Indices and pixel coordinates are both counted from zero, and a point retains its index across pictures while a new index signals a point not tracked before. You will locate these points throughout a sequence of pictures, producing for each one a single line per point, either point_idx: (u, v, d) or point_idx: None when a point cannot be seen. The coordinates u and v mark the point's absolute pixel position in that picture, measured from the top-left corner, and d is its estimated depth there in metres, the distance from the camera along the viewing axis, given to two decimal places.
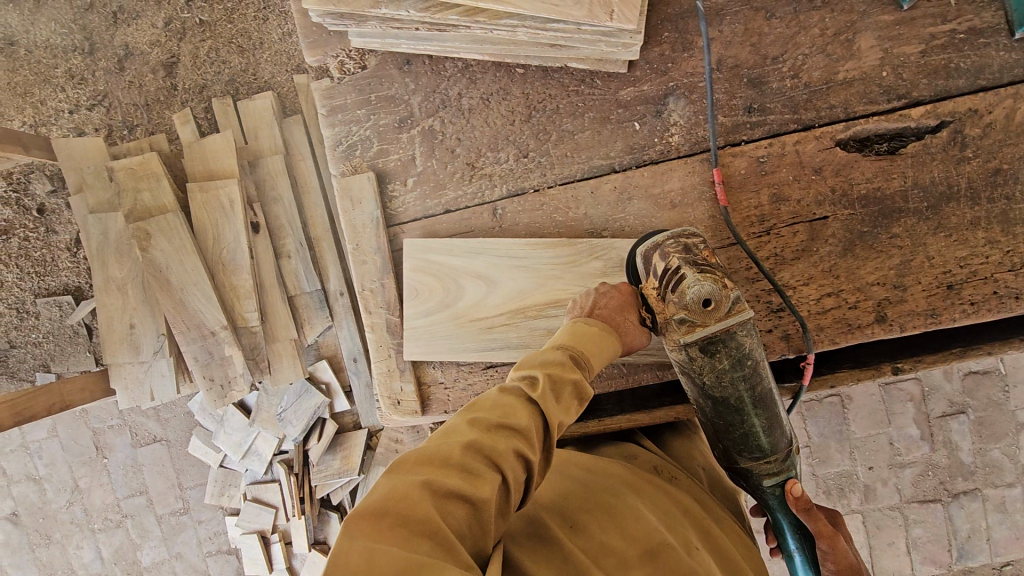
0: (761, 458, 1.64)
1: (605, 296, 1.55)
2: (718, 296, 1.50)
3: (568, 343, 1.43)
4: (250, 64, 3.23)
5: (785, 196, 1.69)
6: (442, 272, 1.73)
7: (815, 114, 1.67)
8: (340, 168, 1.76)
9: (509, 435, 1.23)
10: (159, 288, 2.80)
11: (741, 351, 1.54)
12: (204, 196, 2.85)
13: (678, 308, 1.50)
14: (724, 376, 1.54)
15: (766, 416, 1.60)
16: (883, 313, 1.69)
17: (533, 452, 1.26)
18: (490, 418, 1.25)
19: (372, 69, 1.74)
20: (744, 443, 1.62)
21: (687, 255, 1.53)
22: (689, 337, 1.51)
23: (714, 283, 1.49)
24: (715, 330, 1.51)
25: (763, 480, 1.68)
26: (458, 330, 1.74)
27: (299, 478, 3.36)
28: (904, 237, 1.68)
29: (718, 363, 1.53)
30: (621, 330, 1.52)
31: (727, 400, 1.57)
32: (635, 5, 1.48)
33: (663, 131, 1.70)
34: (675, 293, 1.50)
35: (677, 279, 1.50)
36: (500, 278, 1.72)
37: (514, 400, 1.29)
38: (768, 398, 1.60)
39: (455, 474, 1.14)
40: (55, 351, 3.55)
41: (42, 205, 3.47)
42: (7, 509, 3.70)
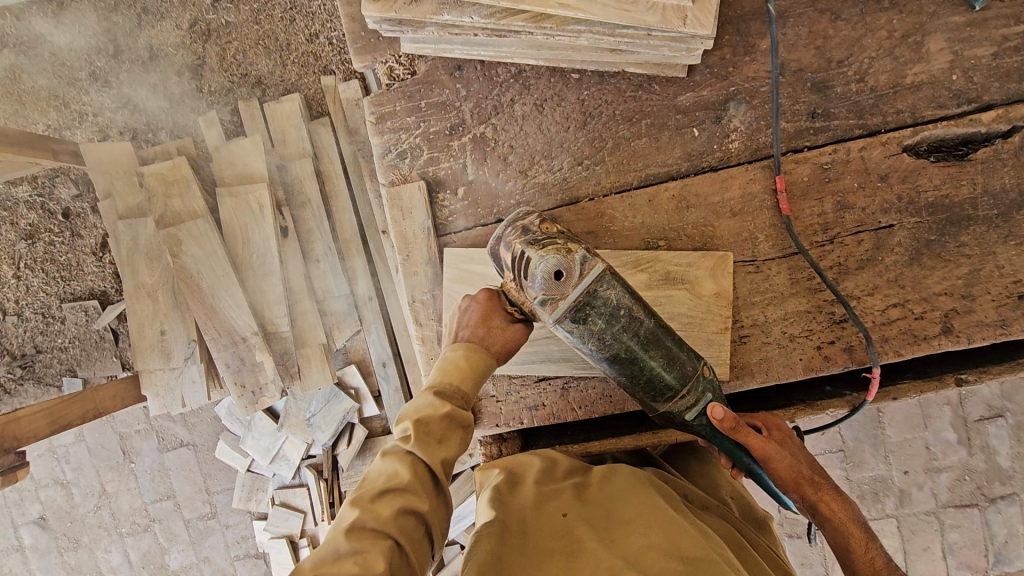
0: (675, 398, 1.48)
1: (466, 312, 1.44)
2: (569, 263, 1.31)
3: (437, 376, 1.37)
4: (277, 65, 3.19)
5: (849, 204, 1.64)
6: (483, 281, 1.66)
7: (881, 119, 1.62)
8: (389, 176, 1.72)
9: (393, 497, 1.21)
10: (191, 294, 2.78)
11: (612, 303, 1.36)
12: (235, 201, 2.82)
13: (534, 292, 1.33)
14: (605, 335, 1.37)
15: (662, 354, 1.44)
16: (950, 324, 1.64)
17: (424, 500, 1.24)
18: (372, 490, 1.23)
19: (423, 75, 1.70)
20: (654, 391, 1.47)
21: (526, 235, 1.35)
22: (556, 313, 1.33)
23: (557, 252, 1.31)
24: (576, 297, 1.33)
25: (685, 418, 1.53)
26: None
27: (328, 483, 3.35)
28: (973, 246, 1.63)
29: (593, 326, 1.36)
30: (489, 340, 1.40)
31: (619, 356, 1.40)
32: (710, 10, 1.44)
33: (722, 138, 1.66)
34: (527, 279, 1.34)
35: (525, 264, 1.33)
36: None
37: (392, 460, 1.26)
38: (659, 334, 1.44)
39: (350, 563, 1.11)
40: (81, 355, 3.53)
41: (67, 208, 3.45)
42: (35, 513, 3.70)
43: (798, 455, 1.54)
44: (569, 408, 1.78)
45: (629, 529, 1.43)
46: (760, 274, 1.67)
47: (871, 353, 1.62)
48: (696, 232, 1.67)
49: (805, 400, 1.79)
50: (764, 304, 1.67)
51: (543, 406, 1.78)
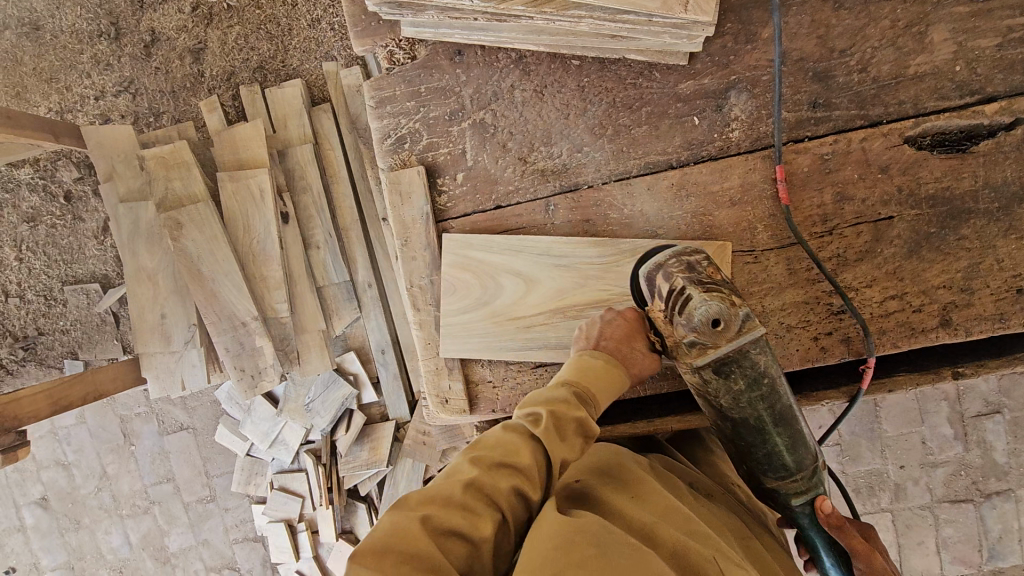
0: (788, 478, 1.56)
1: (610, 324, 1.55)
2: (729, 317, 1.43)
3: (573, 376, 1.46)
4: (279, 50, 3.18)
5: (849, 195, 1.63)
6: (481, 269, 1.68)
7: (883, 110, 1.61)
8: (388, 162, 1.72)
9: (509, 472, 1.28)
10: (191, 278, 2.79)
11: (758, 370, 1.47)
12: (236, 185, 2.83)
13: (686, 332, 1.45)
14: (741, 397, 1.48)
15: (789, 434, 1.53)
16: (948, 317, 1.64)
17: (533, 489, 1.31)
18: (493, 457, 1.30)
19: (422, 60, 1.69)
20: (769, 465, 1.56)
21: (691, 274, 1.48)
22: (700, 360, 1.46)
23: (721, 301, 1.43)
24: (727, 350, 1.45)
25: (790, 499, 1.59)
26: (495, 328, 1.70)
27: (326, 469, 3.36)
28: (973, 239, 1.62)
29: (733, 385, 1.47)
30: (629, 361, 1.52)
31: (746, 420, 1.51)
32: None
33: (723, 127, 1.65)
34: (682, 316, 1.45)
35: (683, 301, 1.45)
36: (539, 278, 1.67)
37: (518, 440, 1.32)
38: (791, 414, 1.53)
39: (458, 514, 1.19)
40: (83, 338, 3.56)
41: (68, 191, 3.46)
42: (37, 494, 3.74)
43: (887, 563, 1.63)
44: None
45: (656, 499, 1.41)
46: (757, 264, 1.67)
47: (868, 344, 1.62)
48: (695, 222, 1.67)
49: (799, 391, 1.81)
50: (763, 294, 1.67)
51: None
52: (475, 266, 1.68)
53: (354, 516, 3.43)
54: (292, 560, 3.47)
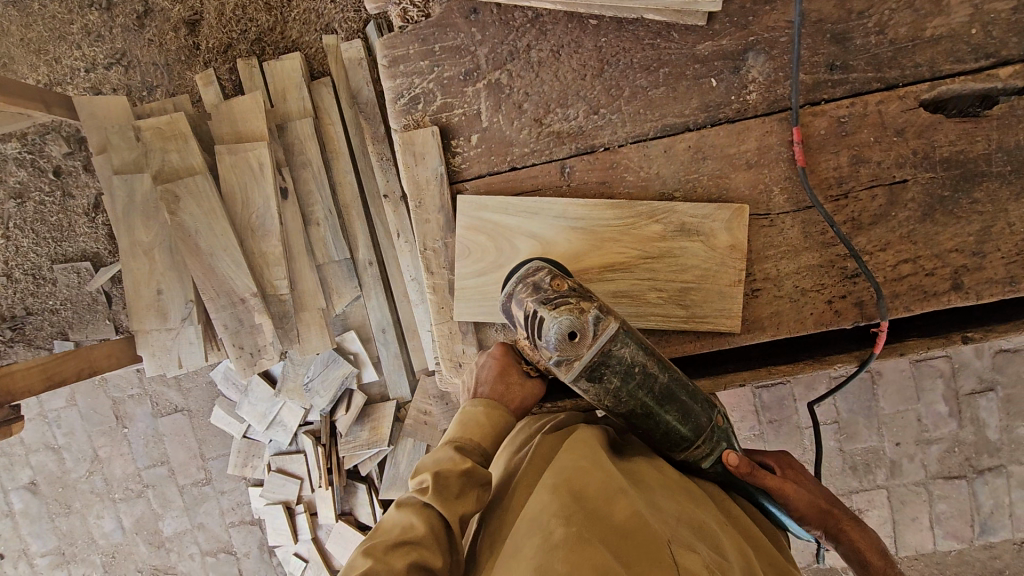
0: (690, 448, 1.52)
1: (482, 370, 1.57)
2: (582, 326, 1.39)
3: (456, 432, 1.44)
4: (277, 22, 3.10)
5: (865, 157, 1.64)
6: (496, 232, 1.65)
7: (899, 73, 1.61)
8: (401, 122, 1.68)
9: (407, 550, 1.21)
10: (188, 252, 2.73)
11: (626, 362, 1.44)
12: (234, 159, 2.77)
13: (549, 352, 1.41)
14: (620, 393, 1.46)
15: (677, 407, 1.50)
16: (960, 280, 1.65)
17: (438, 557, 1.24)
18: (387, 541, 1.23)
19: (437, 18, 1.66)
20: (670, 442, 1.52)
21: (538, 294, 1.45)
22: (571, 373, 1.41)
23: (569, 313, 1.39)
24: (591, 357, 1.40)
25: (701, 466, 1.56)
26: None
27: (326, 449, 3.32)
28: (985, 203, 1.64)
29: (609, 385, 1.45)
30: (508, 397, 1.53)
31: (634, 412, 1.48)
32: None
33: (740, 89, 1.64)
34: (541, 338, 1.42)
35: (538, 324, 1.42)
36: (556, 240, 1.65)
37: (408, 514, 1.28)
38: (674, 389, 1.49)
39: None
40: (73, 318, 3.47)
41: (58, 167, 3.36)
42: (26, 478, 3.66)
43: (812, 488, 1.61)
44: None
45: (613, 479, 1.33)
46: (774, 227, 1.67)
47: (882, 307, 1.63)
48: (712, 184, 1.66)
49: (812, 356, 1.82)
50: (779, 257, 1.67)
51: None
52: (491, 230, 1.66)
53: (354, 498, 3.39)
54: (291, 542, 3.43)
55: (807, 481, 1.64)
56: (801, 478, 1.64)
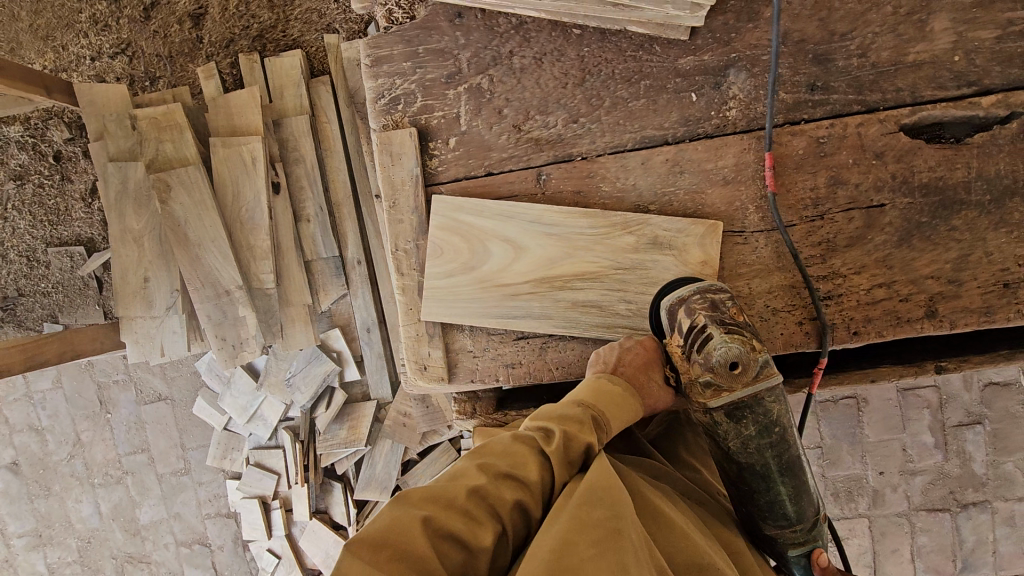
0: (787, 528, 1.54)
1: (629, 352, 1.55)
2: (746, 362, 1.47)
3: (588, 397, 1.44)
4: (280, 20, 3.14)
5: (843, 179, 1.63)
6: (469, 234, 1.65)
7: (880, 97, 1.61)
8: (380, 122, 1.69)
9: (515, 486, 1.28)
10: (176, 242, 2.75)
11: (770, 417, 1.50)
12: (227, 151, 2.80)
13: (705, 371, 1.49)
14: (751, 442, 1.50)
15: (793, 484, 1.53)
16: (934, 308, 1.63)
17: (536, 505, 1.30)
18: (500, 465, 1.30)
19: (422, 20, 1.67)
20: (770, 512, 1.53)
21: (714, 312, 1.50)
22: (714, 401, 1.50)
23: (742, 346, 1.47)
24: (742, 396, 1.49)
25: (787, 549, 1.56)
26: (480, 294, 1.67)
27: (304, 446, 3.30)
28: (964, 231, 1.62)
29: (744, 429, 1.50)
30: (642, 389, 1.52)
31: (747, 467, 1.52)
32: None
33: (720, 105, 1.64)
34: (700, 354, 1.49)
35: (704, 340, 1.49)
36: (529, 246, 1.65)
37: (526, 450, 1.33)
38: (797, 465, 1.53)
39: (460, 519, 1.19)
40: (64, 302, 3.51)
41: (58, 151, 3.40)
42: (8, 458, 3.68)
43: None
44: (547, 368, 1.71)
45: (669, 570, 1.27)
46: (747, 246, 1.66)
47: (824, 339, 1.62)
48: (687, 198, 1.65)
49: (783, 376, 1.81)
50: (751, 275, 1.66)
51: (518, 364, 1.71)
52: (469, 233, 1.65)
53: (329, 496, 3.38)
54: (264, 538, 3.43)
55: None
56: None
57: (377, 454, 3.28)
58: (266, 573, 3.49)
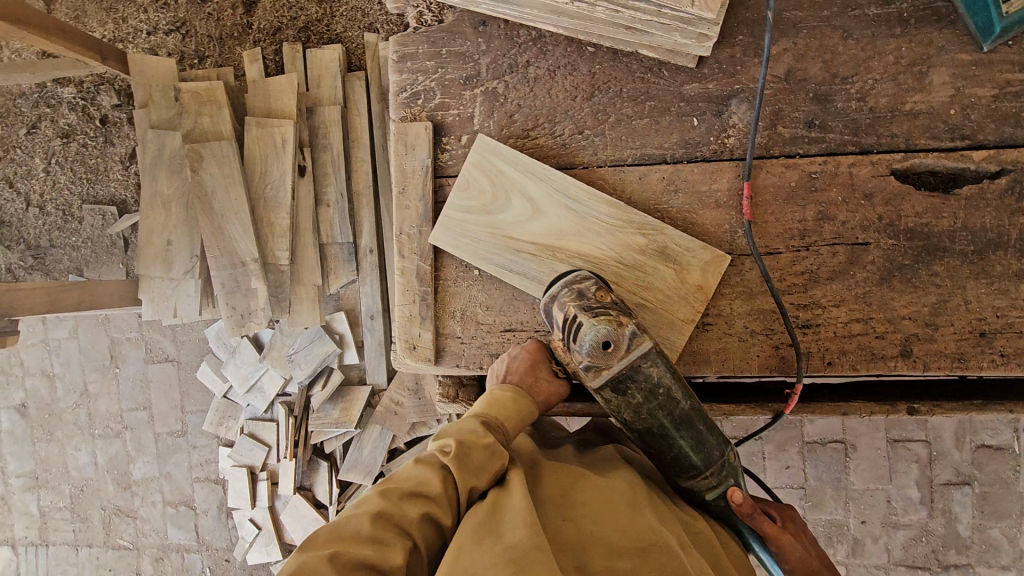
0: (699, 477, 1.57)
1: (515, 360, 1.64)
2: (618, 339, 1.51)
3: (482, 408, 1.51)
4: (326, 14, 3.32)
5: (831, 215, 1.69)
6: (499, 181, 1.72)
7: (875, 140, 1.67)
8: (400, 113, 1.81)
9: (418, 501, 1.33)
10: (202, 210, 2.91)
11: (652, 381, 1.53)
12: (260, 131, 2.97)
13: (581, 356, 1.54)
14: (641, 409, 1.54)
15: (692, 435, 1.55)
16: (909, 348, 1.67)
17: (447, 514, 1.36)
18: (401, 487, 1.34)
19: (449, 25, 1.79)
20: (679, 467, 1.58)
21: (581, 301, 1.57)
22: (598, 380, 1.54)
23: (608, 324, 1.52)
24: (620, 369, 1.52)
25: (704, 496, 1.59)
26: (488, 239, 1.73)
27: (297, 421, 3.40)
28: (945, 277, 1.67)
29: (632, 399, 1.54)
30: (535, 389, 1.60)
31: (646, 429, 1.56)
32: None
33: (720, 132, 1.72)
34: (575, 342, 1.54)
35: (576, 328, 1.55)
36: (547, 210, 1.71)
37: (426, 470, 1.37)
38: (691, 416, 1.55)
39: (366, 545, 1.23)
40: (90, 257, 3.70)
41: (105, 116, 3.60)
42: (17, 400, 3.85)
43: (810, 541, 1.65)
44: None
45: (624, 562, 1.29)
46: (734, 268, 1.72)
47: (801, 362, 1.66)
48: (680, 216, 1.73)
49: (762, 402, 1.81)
50: (734, 296, 1.72)
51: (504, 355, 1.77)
52: (500, 173, 1.72)
53: (315, 474, 3.47)
54: (247, 507, 3.52)
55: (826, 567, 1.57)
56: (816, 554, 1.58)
57: (366, 438, 3.35)
58: (246, 542, 3.57)
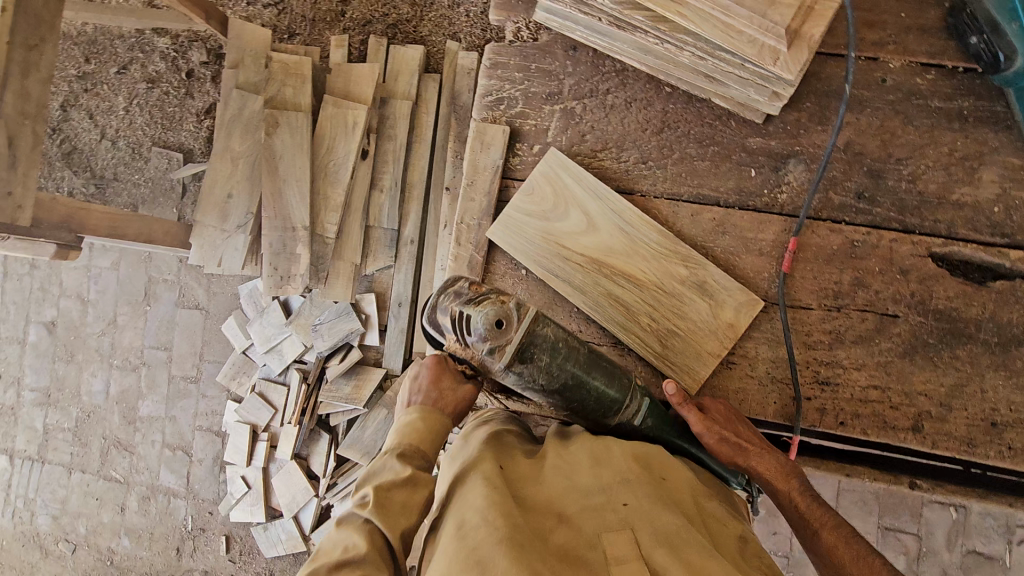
0: (622, 408, 1.65)
1: (418, 381, 1.66)
2: (509, 315, 1.49)
3: (395, 441, 1.55)
4: (415, 17, 3.52)
5: (866, 283, 1.78)
6: (561, 192, 1.85)
7: (919, 221, 1.77)
8: (482, 114, 1.96)
9: (349, 568, 1.27)
10: (267, 172, 3.07)
11: (551, 339, 1.55)
12: (335, 110, 3.15)
13: (481, 345, 1.49)
14: (553, 368, 1.55)
15: (602, 373, 1.63)
16: (921, 424, 1.73)
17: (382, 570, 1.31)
18: (327, 563, 1.29)
19: (542, 44, 1.95)
20: (602, 408, 1.64)
21: (459, 298, 1.52)
22: (504, 359, 1.49)
23: (494, 305, 1.49)
24: (520, 339, 1.49)
25: (633, 424, 1.69)
26: (541, 243, 1.85)
27: (308, 389, 3.50)
28: (965, 363, 1.73)
29: (541, 362, 1.54)
30: (442, 401, 1.63)
31: (563, 385, 1.57)
32: (802, 61, 1.53)
33: (774, 186, 1.83)
34: (470, 334, 1.49)
35: (465, 322, 1.49)
36: (602, 227, 1.83)
37: (351, 534, 1.35)
38: (595, 356, 1.63)
39: None
40: (148, 196, 3.91)
41: (191, 70, 3.82)
42: (48, 317, 4.00)
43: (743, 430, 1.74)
44: None
45: (593, 499, 1.40)
46: (766, 315, 1.81)
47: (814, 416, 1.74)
48: (723, 256, 1.83)
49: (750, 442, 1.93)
50: (761, 341, 1.81)
51: None
52: (561, 184, 1.85)
53: (314, 445, 3.54)
54: (242, 464, 3.60)
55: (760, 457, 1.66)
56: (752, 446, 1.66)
57: (372, 425, 3.42)
58: (233, 498, 3.65)
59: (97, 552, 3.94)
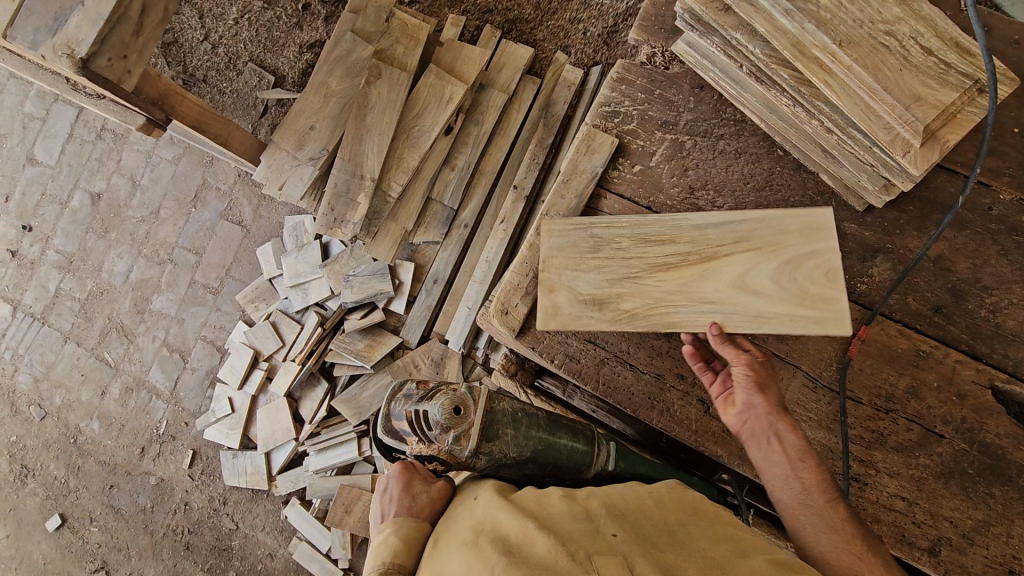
0: (593, 457, 1.87)
1: (389, 494, 1.64)
2: (459, 401, 1.67)
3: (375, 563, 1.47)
4: (535, 20, 3.62)
5: (920, 395, 1.78)
6: (793, 262, 1.59)
7: (988, 351, 1.75)
8: (595, 122, 2.00)
9: None
10: (355, 115, 3.11)
11: (507, 412, 1.77)
12: (436, 81, 3.20)
13: (444, 435, 1.63)
14: (517, 436, 1.74)
15: (562, 432, 1.85)
16: (937, 548, 1.72)
17: None
18: None
19: (672, 74, 2.00)
20: (575, 466, 1.84)
21: (413, 400, 1.70)
22: (468, 442, 1.64)
23: (446, 396, 1.67)
24: (480, 419, 1.68)
25: (610, 469, 1.90)
26: (744, 219, 1.66)
27: (322, 334, 3.49)
28: (998, 503, 1.70)
29: (506, 436, 1.72)
30: (414, 507, 1.61)
31: (534, 450, 1.75)
32: (933, 161, 1.50)
33: (855, 275, 1.84)
34: (431, 428, 1.63)
35: (424, 419, 1.65)
36: (732, 297, 1.62)
37: None
38: (552, 420, 1.87)
39: None
40: (230, 106, 4.00)
41: (308, 4, 3.90)
42: (95, 188, 4.05)
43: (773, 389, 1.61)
44: (596, 380, 1.89)
45: (580, 526, 1.35)
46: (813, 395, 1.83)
47: None
48: None
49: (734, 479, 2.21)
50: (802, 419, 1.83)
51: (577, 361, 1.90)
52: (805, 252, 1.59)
53: (308, 390, 3.52)
54: (233, 386, 3.59)
55: (781, 432, 1.55)
56: (776, 421, 1.56)
57: (371, 385, 3.43)
58: (214, 416, 3.64)
59: (64, 426, 3.92)
